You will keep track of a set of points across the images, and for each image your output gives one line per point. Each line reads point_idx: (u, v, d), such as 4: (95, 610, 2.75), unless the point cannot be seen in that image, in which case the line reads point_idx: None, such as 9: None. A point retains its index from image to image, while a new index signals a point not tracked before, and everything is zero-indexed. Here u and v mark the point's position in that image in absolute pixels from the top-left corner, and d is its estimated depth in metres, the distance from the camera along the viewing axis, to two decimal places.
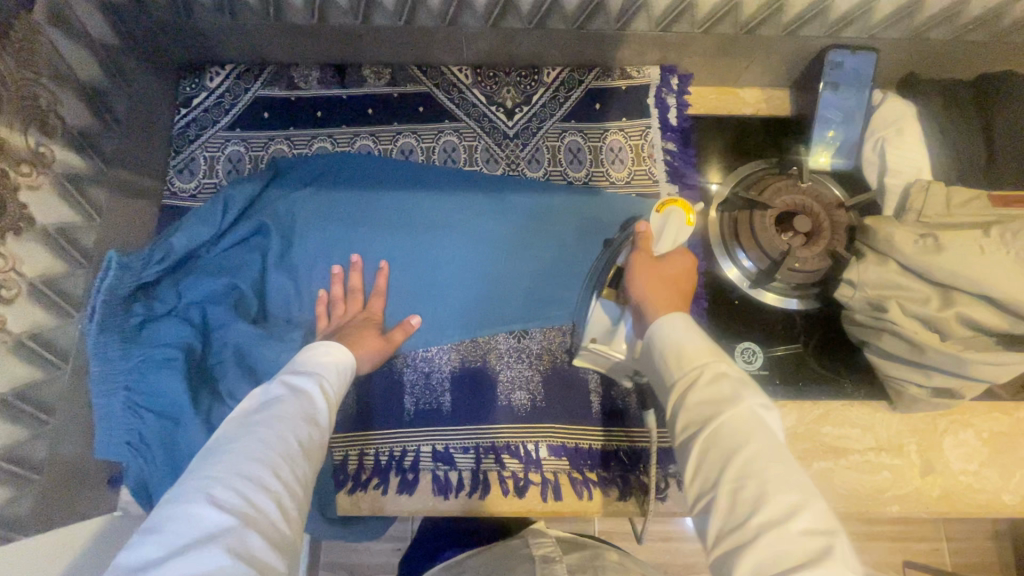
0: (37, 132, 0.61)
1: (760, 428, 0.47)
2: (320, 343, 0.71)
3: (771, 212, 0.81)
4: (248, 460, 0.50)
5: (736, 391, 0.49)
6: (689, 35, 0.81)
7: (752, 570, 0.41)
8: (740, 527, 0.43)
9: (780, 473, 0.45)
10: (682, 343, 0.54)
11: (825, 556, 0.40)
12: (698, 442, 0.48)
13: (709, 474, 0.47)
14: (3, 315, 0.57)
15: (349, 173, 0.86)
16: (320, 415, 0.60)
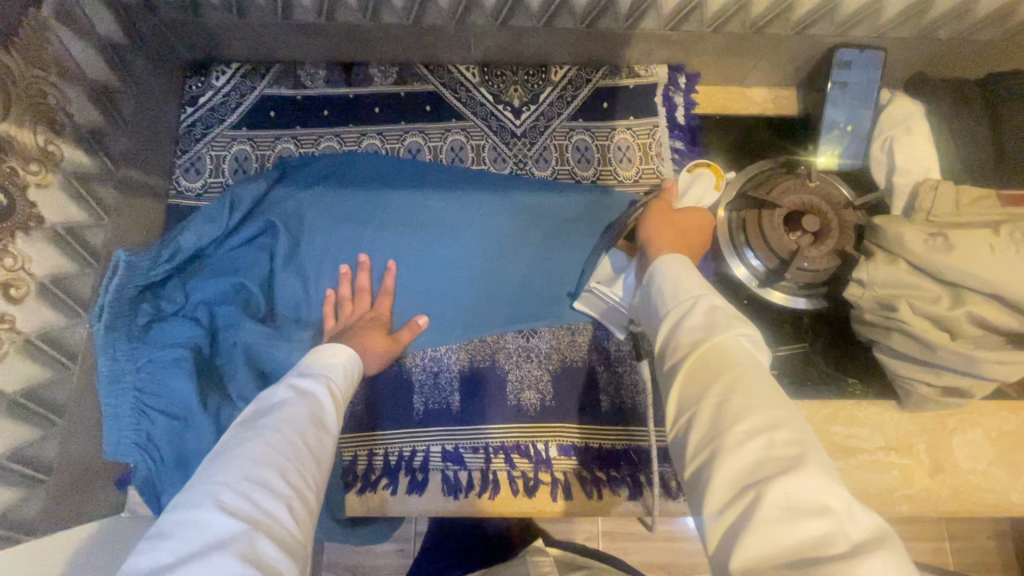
0: (46, 130, 0.60)
1: (747, 353, 0.46)
2: (327, 345, 0.70)
3: (780, 212, 0.81)
4: (257, 463, 0.48)
5: (726, 319, 0.48)
6: (698, 33, 0.81)
7: (728, 479, 0.40)
8: (721, 436, 0.42)
9: (765, 391, 0.44)
10: (679, 279, 0.55)
11: (805, 461, 0.39)
12: (684, 365, 0.47)
13: (691, 394, 0.46)
14: (12, 314, 0.56)
15: (356, 172, 0.86)
16: (328, 418, 0.59)
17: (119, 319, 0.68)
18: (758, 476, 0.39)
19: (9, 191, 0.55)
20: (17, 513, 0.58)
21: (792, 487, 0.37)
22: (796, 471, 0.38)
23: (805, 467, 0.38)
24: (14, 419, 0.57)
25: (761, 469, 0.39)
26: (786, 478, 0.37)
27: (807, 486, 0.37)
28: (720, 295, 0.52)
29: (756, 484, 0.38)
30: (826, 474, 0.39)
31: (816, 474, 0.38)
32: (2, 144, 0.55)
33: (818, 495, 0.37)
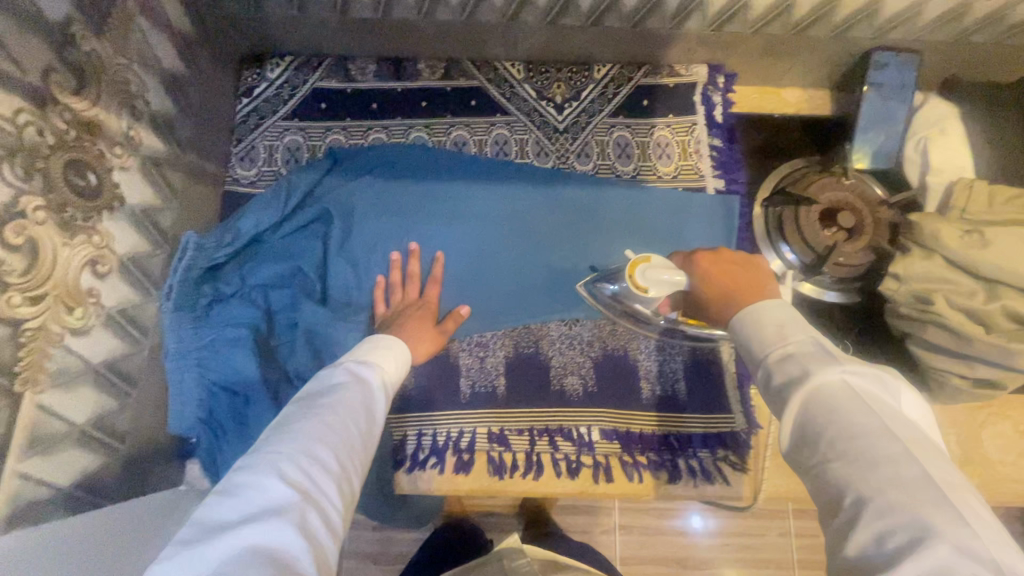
0: (129, 116, 0.63)
1: (846, 399, 0.45)
2: (379, 334, 0.72)
3: (816, 207, 0.85)
4: (313, 440, 0.51)
5: (804, 366, 0.49)
6: (741, 34, 0.84)
7: (858, 549, 0.39)
8: (842, 507, 0.42)
9: (882, 443, 0.42)
10: (754, 336, 0.55)
11: (934, 528, 0.37)
12: (790, 423, 0.48)
13: (804, 452, 0.46)
14: (98, 289, 0.59)
15: (405, 163, 0.89)
16: (380, 405, 0.61)
17: (186, 298, 0.72)
18: (885, 550, 0.38)
19: (98, 172, 0.58)
20: (98, 478, 0.61)
21: (927, 562, 0.36)
22: (926, 542, 0.37)
23: (940, 534, 0.37)
24: (97, 389, 0.60)
25: (889, 542, 0.38)
26: (916, 552, 0.36)
27: (939, 555, 0.36)
28: (794, 333, 0.52)
29: (885, 561, 0.37)
30: (962, 536, 0.37)
31: (949, 539, 0.37)
32: (93, 127, 0.57)
33: (960, 564, 0.35)
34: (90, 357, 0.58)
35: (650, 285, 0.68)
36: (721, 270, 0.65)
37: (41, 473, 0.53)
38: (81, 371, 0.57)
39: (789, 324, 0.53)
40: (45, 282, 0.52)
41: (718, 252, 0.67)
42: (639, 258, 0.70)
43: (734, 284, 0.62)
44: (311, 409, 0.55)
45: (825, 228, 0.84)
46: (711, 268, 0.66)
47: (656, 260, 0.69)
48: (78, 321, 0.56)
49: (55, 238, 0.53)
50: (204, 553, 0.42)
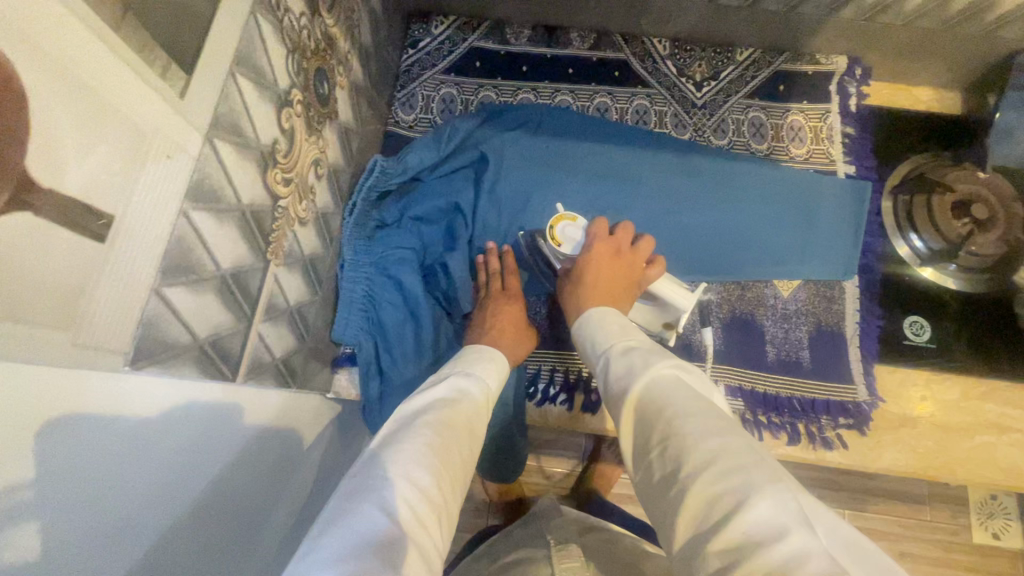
0: (349, 41, 0.70)
1: (678, 387, 0.47)
2: (472, 348, 0.66)
3: (952, 196, 0.88)
4: (416, 466, 0.45)
5: (642, 358, 0.50)
6: (890, 26, 0.87)
7: (693, 522, 0.38)
8: (674, 482, 0.40)
9: (707, 419, 0.43)
10: (596, 333, 0.59)
11: (755, 487, 0.37)
12: (625, 412, 0.48)
13: (641, 441, 0.45)
14: (315, 189, 0.66)
15: (551, 122, 0.93)
16: (479, 430, 0.55)
17: (361, 218, 0.79)
18: (714, 517, 0.37)
19: (329, 84, 0.65)
20: (292, 362, 0.67)
21: (748, 519, 0.35)
22: (744, 504, 0.36)
23: (756, 491, 0.37)
24: (303, 279, 0.66)
25: (719, 506, 0.37)
26: (741, 513, 0.36)
27: (760, 512, 0.36)
28: (633, 335, 0.56)
29: (712, 528, 0.37)
30: (783, 494, 0.37)
31: (770, 495, 0.36)
32: (331, 42, 0.64)
33: (778, 517, 0.35)
34: (305, 248, 0.65)
35: (564, 240, 0.77)
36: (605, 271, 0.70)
37: (268, 339, 0.59)
38: (297, 258, 0.63)
39: (631, 327, 0.58)
40: (291, 168, 0.58)
41: (614, 255, 0.73)
42: (563, 214, 0.78)
43: (601, 280, 0.68)
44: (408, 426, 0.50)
45: (958, 216, 0.87)
46: (600, 261, 0.71)
47: (579, 220, 0.78)
48: (302, 212, 0.63)
49: (301, 131, 0.59)
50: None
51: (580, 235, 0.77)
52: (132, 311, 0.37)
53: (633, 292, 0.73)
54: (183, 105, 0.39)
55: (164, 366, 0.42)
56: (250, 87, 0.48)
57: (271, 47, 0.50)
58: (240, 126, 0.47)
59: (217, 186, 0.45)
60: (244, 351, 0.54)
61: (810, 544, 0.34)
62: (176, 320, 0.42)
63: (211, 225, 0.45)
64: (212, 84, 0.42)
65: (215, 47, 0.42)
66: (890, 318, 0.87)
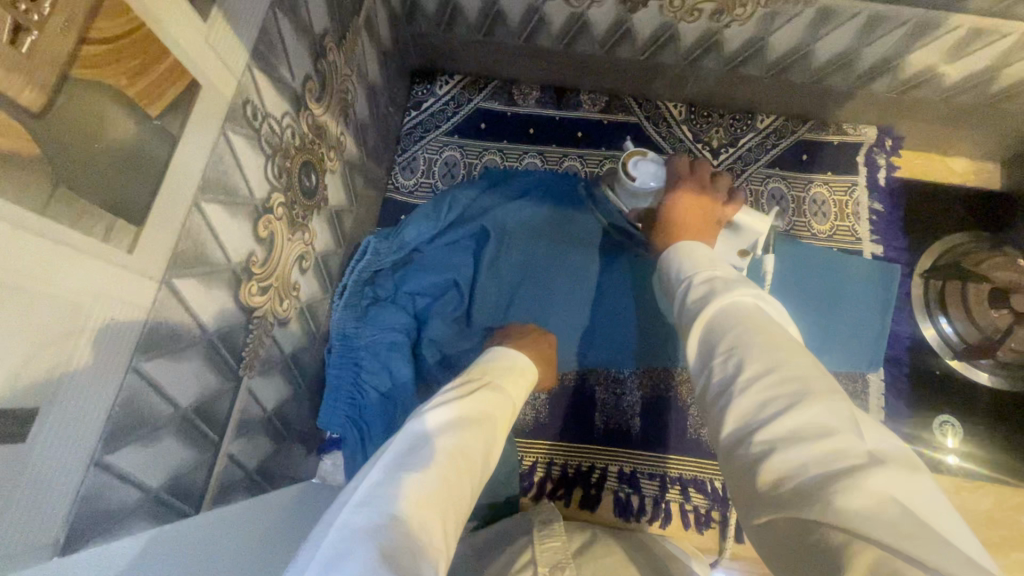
0: (342, 123, 0.67)
1: (752, 310, 0.43)
2: (498, 353, 0.63)
3: (989, 284, 0.80)
4: (431, 490, 0.41)
5: (723, 285, 0.46)
6: (925, 100, 0.81)
7: (739, 420, 0.36)
8: (728, 387, 0.38)
9: (779, 333, 0.40)
10: (682, 258, 0.53)
11: (811, 392, 0.34)
12: (698, 327, 0.44)
13: (705, 352, 0.42)
14: (299, 284, 0.62)
15: (557, 190, 0.89)
16: (497, 449, 0.52)
17: (352, 299, 0.75)
18: (764, 415, 0.35)
19: (317, 174, 0.62)
20: (270, 464, 0.63)
21: (799, 418, 0.33)
22: (800, 404, 0.34)
23: (810, 395, 0.34)
24: (284, 378, 0.62)
25: (766, 410, 0.35)
26: (790, 411, 0.34)
27: (810, 414, 0.33)
28: (723, 266, 0.50)
29: (763, 423, 0.34)
30: (839, 403, 0.34)
31: (824, 402, 0.34)
32: (321, 132, 0.61)
33: (827, 420, 0.33)
34: (285, 347, 0.61)
35: (636, 178, 0.68)
36: (688, 207, 0.63)
37: (240, 454, 0.55)
38: (277, 360, 0.60)
39: (719, 259, 0.51)
40: (269, 274, 0.54)
41: (696, 186, 0.65)
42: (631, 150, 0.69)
43: (679, 216, 0.63)
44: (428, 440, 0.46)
45: (996, 307, 0.79)
46: (682, 198, 0.64)
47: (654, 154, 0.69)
48: (283, 312, 0.59)
49: (283, 233, 0.56)
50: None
51: (653, 170, 0.69)
52: (60, 497, 0.33)
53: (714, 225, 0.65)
54: (132, 260, 0.35)
55: (109, 534, 0.38)
56: (220, 210, 0.44)
57: (247, 161, 0.47)
58: (207, 255, 0.43)
59: (178, 325, 0.41)
60: (210, 479, 0.50)
61: (858, 445, 0.32)
62: (122, 481, 0.38)
63: (168, 368, 0.41)
64: (172, 225, 0.39)
65: (176, 184, 0.38)
66: (918, 416, 0.80)
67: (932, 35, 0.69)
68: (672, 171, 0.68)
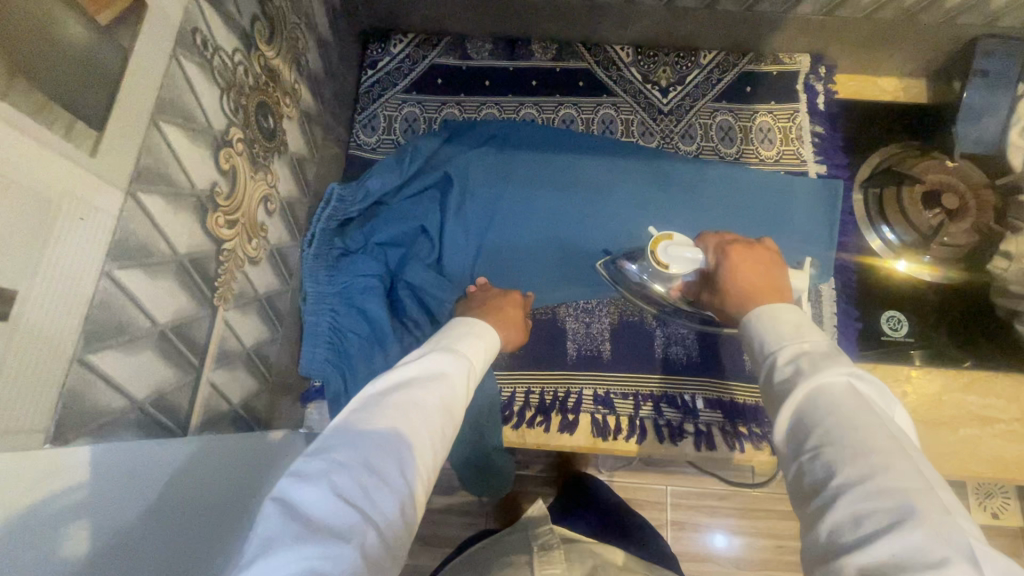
0: (295, 71, 0.69)
1: (848, 397, 0.47)
2: (461, 322, 0.64)
3: (919, 187, 0.87)
4: (381, 454, 0.44)
5: (815, 363, 0.50)
6: (849, 19, 0.87)
7: (831, 527, 0.41)
8: (822, 488, 0.44)
9: (876, 434, 0.44)
10: (767, 330, 0.56)
11: (917, 512, 0.39)
12: (792, 405, 0.49)
13: (800, 436, 0.48)
14: (267, 225, 0.64)
15: (517, 136, 0.91)
16: (459, 407, 0.53)
17: (322, 247, 0.77)
18: (861, 527, 0.40)
19: (274, 118, 0.64)
20: (254, 405, 0.65)
21: (898, 541, 0.38)
22: (905, 524, 0.38)
23: (912, 518, 0.38)
24: (260, 318, 0.64)
25: (864, 520, 0.40)
26: (887, 533, 0.38)
27: (913, 537, 0.38)
28: (812, 336, 0.54)
29: (859, 541, 0.39)
30: (945, 527, 0.38)
31: (929, 526, 0.38)
32: (275, 76, 0.63)
33: (934, 548, 0.37)
34: (258, 287, 0.63)
35: (672, 262, 0.70)
36: (753, 266, 0.66)
37: (222, 386, 0.57)
38: (251, 299, 0.61)
39: (806, 326, 0.55)
40: (236, 209, 0.56)
41: (748, 248, 0.68)
42: (661, 235, 0.72)
43: (754, 285, 0.64)
44: (381, 402, 0.48)
45: (928, 208, 0.86)
46: (739, 258, 0.67)
47: (681, 239, 0.71)
48: (253, 251, 0.61)
49: (245, 170, 0.58)
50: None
51: (685, 252, 0.70)
52: (45, 391, 0.35)
53: (779, 276, 0.67)
54: (95, 164, 0.37)
55: (96, 435, 0.40)
56: (180, 134, 0.46)
57: (200, 89, 0.49)
58: (170, 175, 0.45)
59: (148, 241, 0.43)
60: (195, 402, 0.52)
61: None
62: (105, 385, 0.40)
63: (143, 283, 0.43)
64: (132, 137, 0.40)
65: (131, 97, 0.40)
66: (867, 317, 0.86)
67: None
68: (711, 247, 0.71)
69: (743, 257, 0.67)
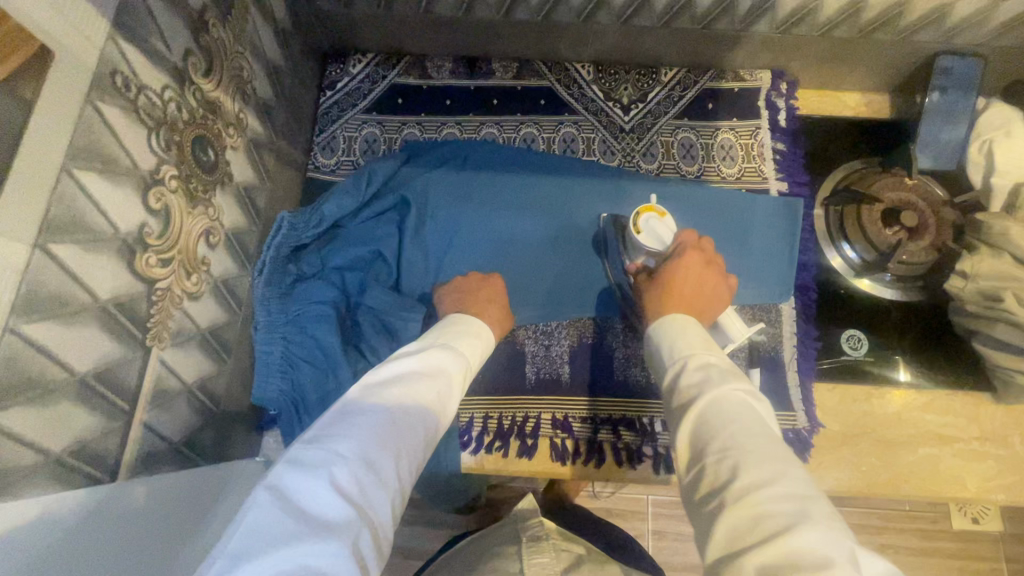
0: (240, 100, 0.68)
1: (743, 406, 0.47)
2: (455, 320, 0.66)
3: (879, 206, 0.86)
4: (381, 447, 0.45)
5: (715, 375, 0.50)
6: (807, 37, 0.86)
7: (729, 532, 0.40)
8: (722, 493, 0.42)
9: (770, 443, 0.44)
10: (676, 337, 0.57)
11: (807, 515, 0.39)
12: (694, 413, 0.48)
13: (699, 444, 0.47)
14: (209, 258, 0.63)
15: (478, 157, 0.91)
16: (450, 405, 0.55)
17: (274, 275, 0.76)
18: (762, 529, 0.39)
19: (215, 150, 0.63)
20: (198, 439, 0.65)
21: (792, 542, 0.37)
22: (795, 527, 0.38)
23: (806, 520, 0.38)
24: (203, 353, 0.64)
25: (765, 523, 0.39)
26: (787, 537, 0.37)
27: (807, 538, 0.37)
28: (717, 353, 0.55)
29: (758, 542, 0.38)
30: (832, 527, 0.38)
31: (819, 527, 0.38)
32: (215, 108, 0.62)
33: (822, 548, 0.37)
34: (199, 322, 0.62)
35: (645, 231, 0.76)
36: (697, 279, 0.68)
37: (160, 426, 0.57)
38: (192, 334, 0.61)
39: (711, 344, 0.56)
40: (171, 247, 0.55)
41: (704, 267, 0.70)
42: (654, 208, 0.77)
43: (687, 293, 0.67)
44: (378, 396, 0.49)
45: (887, 227, 0.85)
46: (691, 266, 0.69)
47: (668, 219, 0.76)
48: (193, 286, 0.60)
49: (181, 206, 0.57)
50: (255, 567, 0.35)
51: (665, 229, 0.76)
52: None
53: (714, 300, 0.69)
54: None
55: (6, 493, 0.39)
56: (100, 180, 0.45)
57: (123, 132, 0.48)
58: (89, 223, 0.45)
59: (63, 292, 0.43)
60: (124, 446, 0.51)
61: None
62: (15, 442, 0.40)
63: (58, 334, 0.43)
64: (40, 190, 0.40)
65: (38, 150, 0.40)
66: (826, 336, 0.86)
67: None
68: (680, 243, 0.73)
69: (689, 267, 0.69)
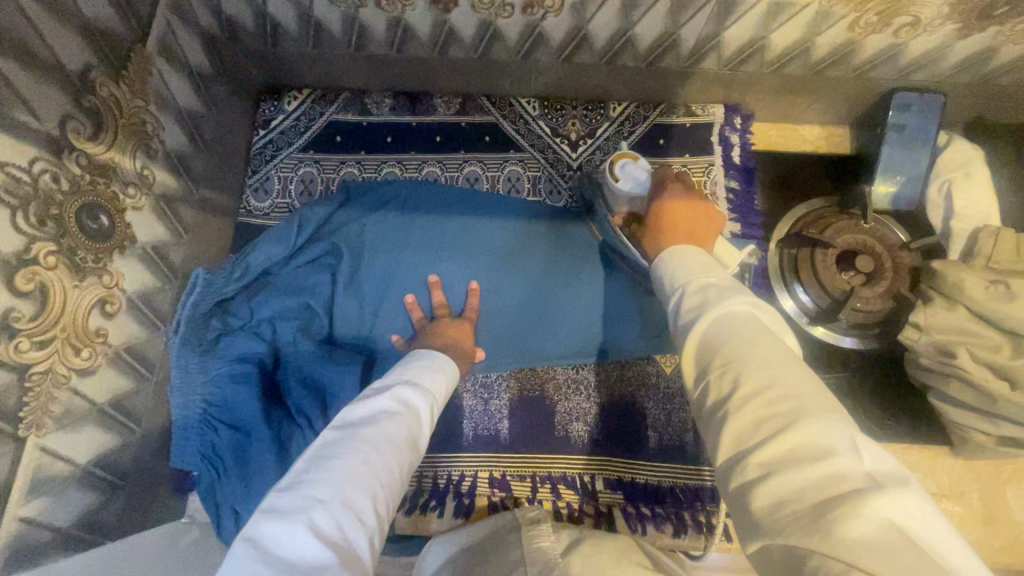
0: (143, 155, 0.65)
1: (744, 319, 0.43)
2: (420, 354, 0.65)
3: (833, 251, 0.81)
4: (356, 489, 0.43)
5: (716, 294, 0.46)
6: (757, 74, 0.83)
7: (732, 443, 0.36)
8: (722, 403, 0.38)
9: (771, 347, 0.40)
10: (676, 266, 0.52)
11: (807, 409, 0.35)
12: (695, 331, 0.44)
13: (699, 364, 0.42)
14: (106, 328, 0.59)
15: (424, 198, 0.86)
16: (421, 443, 0.53)
17: (193, 331, 0.71)
18: (758, 436, 0.35)
19: (111, 214, 0.59)
20: (99, 517, 0.62)
21: (796, 437, 0.33)
22: (797, 422, 0.34)
23: (807, 413, 0.34)
24: (101, 428, 0.60)
25: (765, 425, 0.35)
26: (788, 430, 0.34)
27: (812, 432, 0.33)
28: (717, 273, 0.49)
29: (756, 447, 0.34)
30: (838, 418, 0.34)
31: (822, 421, 0.34)
32: (107, 171, 0.58)
33: (825, 438, 0.33)
34: (94, 398, 0.59)
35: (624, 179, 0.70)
36: (687, 209, 0.61)
37: (43, 516, 0.53)
38: (85, 412, 0.57)
39: (714, 265, 0.51)
40: (50, 325, 0.52)
41: (692, 193, 0.64)
42: (625, 153, 0.71)
43: (679, 224, 0.60)
44: (351, 435, 0.48)
45: (842, 271, 0.80)
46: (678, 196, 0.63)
47: (643, 161, 0.71)
48: (84, 361, 0.56)
49: (66, 280, 0.53)
50: None
51: (641, 174, 0.70)
52: None
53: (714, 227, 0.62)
54: None
55: None
56: None
57: None
58: None
59: None
60: None
61: (855, 467, 0.31)
62: None
63: None
64: None
65: None
66: None
67: (737, 13, 0.70)
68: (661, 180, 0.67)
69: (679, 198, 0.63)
